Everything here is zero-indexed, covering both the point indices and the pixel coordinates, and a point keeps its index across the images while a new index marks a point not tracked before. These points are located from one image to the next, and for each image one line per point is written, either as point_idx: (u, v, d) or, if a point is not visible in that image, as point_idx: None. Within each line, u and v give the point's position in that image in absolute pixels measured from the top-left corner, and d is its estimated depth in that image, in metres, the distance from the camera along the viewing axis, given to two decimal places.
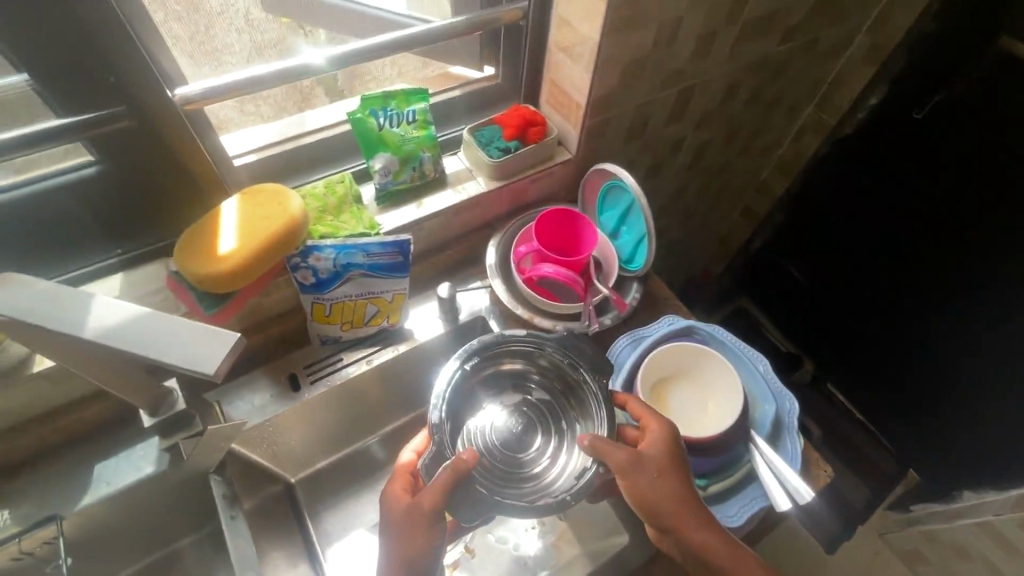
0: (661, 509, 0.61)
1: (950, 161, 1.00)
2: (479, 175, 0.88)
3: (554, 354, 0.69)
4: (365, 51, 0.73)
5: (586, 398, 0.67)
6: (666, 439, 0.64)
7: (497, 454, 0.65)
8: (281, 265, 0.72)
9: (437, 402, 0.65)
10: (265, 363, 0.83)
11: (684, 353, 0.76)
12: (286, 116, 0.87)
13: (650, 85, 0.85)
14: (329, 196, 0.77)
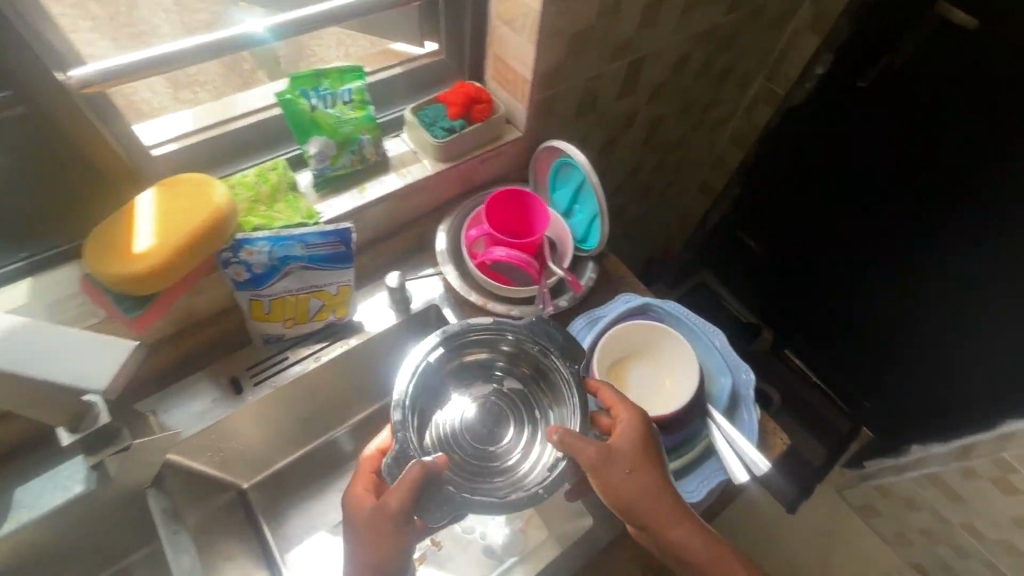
0: (633, 502, 0.60)
1: (900, 124, 1.00)
2: (424, 157, 0.84)
3: (523, 342, 0.67)
4: (294, 26, 0.67)
5: (558, 386, 0.66)
6: (637, 427, 0.63)
7: (468, 448, 0.66)
8: (210, 261, 0.66)
9: (400, 400, 0.62)
10: (204, 365, 0.78)
11: (640, 330, 0.75)
12: (222, 99, 0.79)
13: (598, 58, 0.82)
14: (261, 184, 0.72)
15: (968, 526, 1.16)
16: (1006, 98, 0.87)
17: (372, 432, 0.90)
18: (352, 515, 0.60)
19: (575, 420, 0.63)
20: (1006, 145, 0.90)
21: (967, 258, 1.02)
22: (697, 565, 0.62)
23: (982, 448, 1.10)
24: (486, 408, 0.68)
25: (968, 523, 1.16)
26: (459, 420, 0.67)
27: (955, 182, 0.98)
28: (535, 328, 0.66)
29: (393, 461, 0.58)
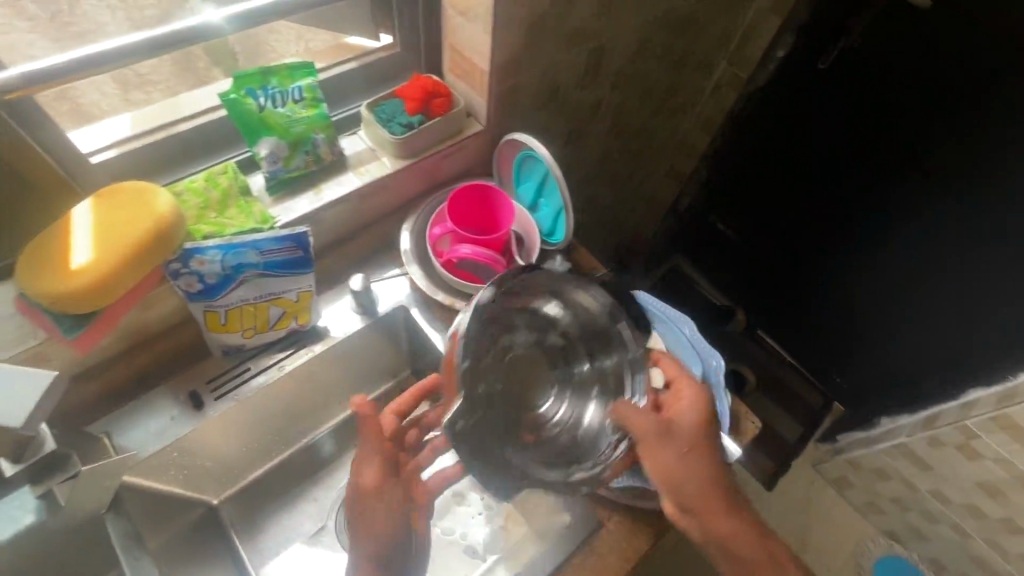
0: (683, 480, 0.63)
1: (863, 104, 1.01)
2: (383, 154, 0.82)
3: (589, 308, 0.66)
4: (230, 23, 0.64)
5: (618, 360, 0.66)
6: (698, 410, 0.66)
7: (511, 399, 0.64)
8: (158, 273, 0.63)
9: (464, 346, 0.60)
10: (163, 380, 0.75)
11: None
12: (176, 98, 0.77)
13: (557, 46, 0.81)
14: (210, 190, 0.69)
15: (937, 493, 1.19)
16: (965, 77, 0.88)
17: (352, 432, 0.90)
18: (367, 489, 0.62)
19: (640, 400, 0.65)
20: (964, 124, 0.91)
21: (938, 235, 1.02)
22: (730, 550, 0.64)
23: (945, 416, 1.13)
24: (529, 363, 0.67)
25: (936, 489, 1.18)
26: (503, 371, 0.64)
27: (915, 160, 0.99)
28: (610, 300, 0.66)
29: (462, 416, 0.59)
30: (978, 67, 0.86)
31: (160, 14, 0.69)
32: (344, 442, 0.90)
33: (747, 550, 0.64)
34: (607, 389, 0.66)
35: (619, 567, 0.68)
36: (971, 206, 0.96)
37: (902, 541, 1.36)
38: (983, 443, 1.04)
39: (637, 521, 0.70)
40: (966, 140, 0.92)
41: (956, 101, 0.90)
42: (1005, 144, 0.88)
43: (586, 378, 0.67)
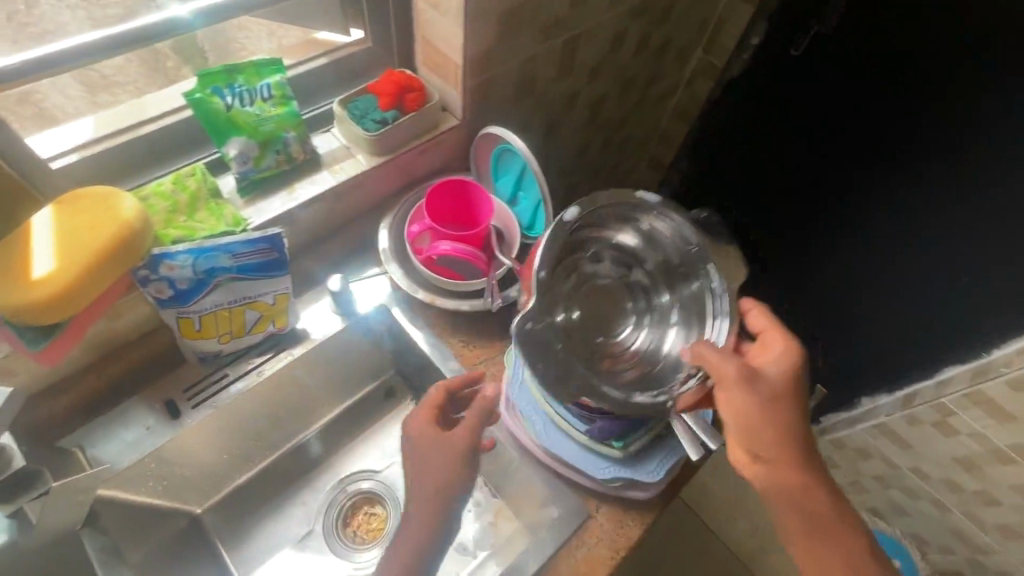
0: (761, 428, 0.60)
1: (835, 90, 1.02)
2: (357, 152, 0.80)
3: (666, 241, 0.71)
4: (176, 25, 0.65)
5: (693, 292, 0.69)
6: (786, 364, 0.64)
7: (586, 324, 0.70)
8: (126, 281, 0.61)
9: (543, 258, 0.66)
10: (137, 390, 0.73)
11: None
12: (143, 98, 0.75)
13: (530, 38, 0.80)
14: (178, 193, 0.67)
15: (917, 470, 1.21)
16: (928, 69, 0.89)
17: (341, 434, 0.89)
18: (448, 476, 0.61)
19: (714, 335, 0.66)
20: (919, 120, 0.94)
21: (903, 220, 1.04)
22: (802, 515, 0.60)
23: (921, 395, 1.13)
24: (608, 292, 0.72)
25: (915, 466, 1.20)
26: (580, 295, 0.71)
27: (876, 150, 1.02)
28: (686, 233, 0.70)
29: (532, 320, 0.64)
30: (930, 49, 0.87)
31: (123, 12, 0.67)
32: (333, 443, 0.88)
33: (820, 520, 0.60)
34: (685, 319, 0.69)
35: (607, 557, 0.68)
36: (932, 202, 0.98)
37: (884, 517, 1.37)
38: (960, 419, 1.05)
39: (625, 510, 0.70)
40: (927, 129, 0.93)
41: (915, 85, 0.91)
42: (963, 128, 0.89)
43: (664, 307, 0.71)
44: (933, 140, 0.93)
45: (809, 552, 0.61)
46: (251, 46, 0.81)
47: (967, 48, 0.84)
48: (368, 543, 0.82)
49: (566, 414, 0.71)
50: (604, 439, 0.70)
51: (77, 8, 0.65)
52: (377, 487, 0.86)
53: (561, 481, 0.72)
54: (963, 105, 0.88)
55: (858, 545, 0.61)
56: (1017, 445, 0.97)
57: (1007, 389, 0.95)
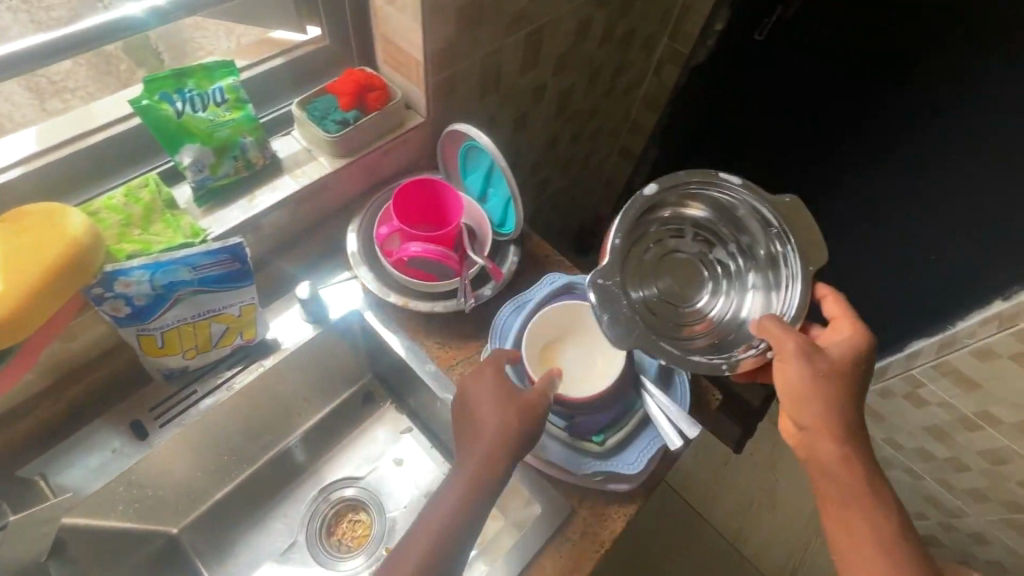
0: (811, 402, 0.60)
1: (834, 88, 1.04)
2: (320, 154, 0.78)
3: (747, 218, 0.69)
4: (106, 31, 0.62)
5: (775, 268, 0.68)
6: (849, 347, 0.64)
7: (665, 294, 0.70)
8: (80, 300, 0.59)
9: (619, 227, 0.66)
10: (102, 410, 0.70)
11: (570, 312, 0.76)
12: (92, 104, 0.71)
13: (493, 31, 0.78)
14: (131, 206, 0.64)
15: (889, 440, 1.25)
16: (920, 58, 0.93)
17: (328, 441, 0.88)
18: (475, 481, 0.60)
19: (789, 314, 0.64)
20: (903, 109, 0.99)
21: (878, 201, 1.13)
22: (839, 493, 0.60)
23: (893, 367, 1.19)
24: (684, 265, 0.71)
25: (889, 437, 1.25)
26: (657, 266, 0.71)
27: (856, 133, 1.08)
28: (769, 210, 0.67)
29: (603, 276, 0.63)
30: (932, 46, 0.90)
31: (69, 14, 0.64)
32: (318, 449, 0.87)
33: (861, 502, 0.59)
34: (763, 295, 0.68)
35: (592, 551, 0.68)
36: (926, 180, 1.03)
37: None
38: (930, 390, 1.11)
39: (606, 503, 0.70)
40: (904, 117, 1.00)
41: (893, 76, 0.96)
42: (948, 114, 0.95)
43: (742, 282, 0.70)
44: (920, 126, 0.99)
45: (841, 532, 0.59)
46: (207, 46, 0.78)
47: (937, 47, 0.90)
48: (353, 551, 0.81)
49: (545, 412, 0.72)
50: (583, 434, 0.71)
51: (18, 12, 0.61)
52: (361, 493, 0.85)
53: (542, 477, 0.72)
54: (953, 90, 0.92)
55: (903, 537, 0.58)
56: (983, 411, 1.03)
57: (972, 358, 1.00)
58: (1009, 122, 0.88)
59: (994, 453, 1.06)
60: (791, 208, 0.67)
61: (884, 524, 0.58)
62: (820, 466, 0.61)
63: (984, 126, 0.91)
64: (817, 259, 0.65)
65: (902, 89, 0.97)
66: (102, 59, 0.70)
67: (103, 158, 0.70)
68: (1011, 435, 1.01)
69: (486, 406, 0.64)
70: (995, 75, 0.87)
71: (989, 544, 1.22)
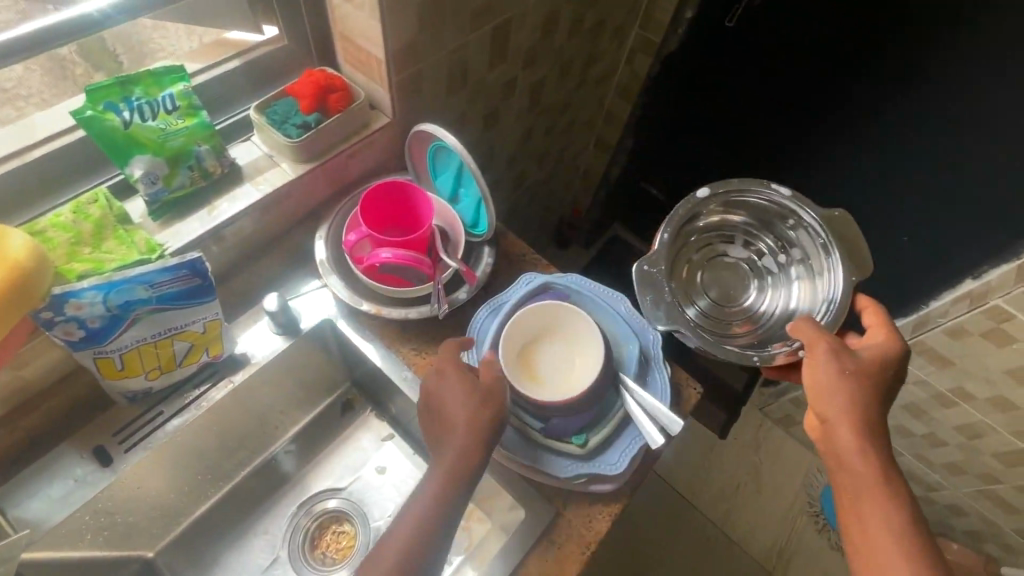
0: (836, 398, 0.61)
1: (825, 79, 1.04)
2: (281, 160, 0.75)
3: (792, 225, 0.76)
4: (27, 44, 0.56)
5: (818, 268, 0.73)
6: (881, 350, 0.65)
7: (713, 292, 0.79)
8: (28, 326, 0.56)
9: (667, 226, 0.75)
10: (68, 435, 0.68)
11: (547, 312, 0.74)
12: (52, 108, 0.68)
13: (457, 26, 0.76)
14: (80, 223, 0.60)
15: None
16: (916, 47, 0.91)
17: (313, 450, 0.86)
18: (447, 484, 0.58)
19: (824, 317, 0.69)
20: (899, 97, 0.98)
21: (852, 189, 1.15)
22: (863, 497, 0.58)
23: None
24: (733, 268, 0.80)
25: None
26: (705, 265, 0.80)
27: (839, 118, 1.07)
28: (814, 218, 0.73)
29: (648, 263, 0.72)
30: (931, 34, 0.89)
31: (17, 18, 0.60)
32: (304, 457, 0.85)
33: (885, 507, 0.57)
34: (805, 297, 0.74)
35: (579, 554, 0.67)
36: (917, 167, 1.03)
37: None
38: (906, 369, 1.12)
39: (591, 503, 0.70)
40: (895, 105, 0.99)
41: (883, 63, 0.96)
42: (951, 103, 0.92)
43: (786, 286, 0.76)
44: (913, 113, 0.98)
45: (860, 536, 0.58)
46: (168, 47, 0.75)
47: (908, 31, 0.90)
48: (338, 562, 0.80)
49: (525, 415, 0.70)
50: (563, 435, 0.70)
51: None
52: (344, 504, 0.83)
53: (526, 481, 0.71)
54: (951, 80, 0.91)
55: (929, 551, 0.56)
56: (958, 388, 1.05)
57: (944, 337, 1.02)
58: (999, 109, 0.88)
59: (969, 429, 1.09)
60: (839, 221, 0.73)
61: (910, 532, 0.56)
62: (843, 466, 0.60)
63: (950, 107, 0.93)
64: (859, 272, 0.70)
65: (875, 71, 0.98)
66: (55, 63, 0.67)
67: (61, 168, 0.67)
68: (984, 410, 1.04)
69: (452, 407, 0.62)
70: (963, 58, 0.88)
71: (966, 516, 1.26)
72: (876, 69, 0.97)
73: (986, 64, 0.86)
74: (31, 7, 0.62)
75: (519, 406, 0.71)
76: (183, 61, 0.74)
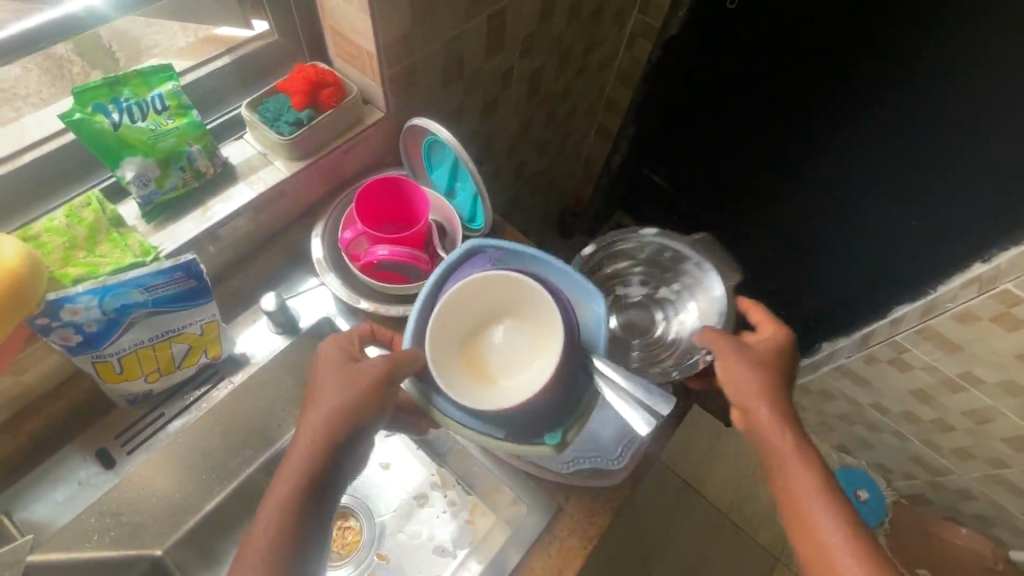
0: (749, 391, 0.62)
1: (829, 71, 1.02)
2: (276, 158, 0.74)
3: (670, 255, 0.82)
4: (8, 48, 0.55)
5: (698, 286, 0.80)
6: (777, 341, 0.67)
7: (628, 332, 0.82)
8: (25, 332, 0.56)
9: None
10: (72, 437, 0.69)
11: (488, 289, 0.63)
12: (44, 110, 0.68)
13: (450, 17, 0.74)
14: (74, 227, 0.60)
15: (876, 405, 1.27)
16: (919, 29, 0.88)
17: None
18: (305, 464, 0.55)
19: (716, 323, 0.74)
20: (902, 80, 0.95)
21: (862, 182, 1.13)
22: (801, 492, 0.57)
23: (877, 335, 1.18)
24: (639, 306, 0.84)
25: (876, 402, 1.27)
26: (616, 309, 0.84)
27: (843, 104, 1.04)
28: (684, 246, 0.81)
29: None
30: (933, 16, 0.85)
31: (7, 17, 0.60)
32: None
33: (818, 494, 0.56)
34: (699, 311, 0.78)
35: (581, 547, 0.67)
36: (921, 152, 1.00)
37: (852, 453, 1.45)
38: (913, 354, 1.11)
39: (594, 497, 0.70)
40: (899, 90, 0.96)
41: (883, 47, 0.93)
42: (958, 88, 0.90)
43: (683, 309, 0.81)
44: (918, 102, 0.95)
45: (802, 530, 0.57)
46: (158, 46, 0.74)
47: (904, 14, 0.88)
48: (344, 559, 0.80)
49: (462, 420, 0.61)
50: (534, 437, 0.61)
51: None
52: (350, 500, 0.84)
53: (527, 476, 0.71)
54: (956, 61, 0.88)
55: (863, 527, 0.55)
56: (967, 373, 1.04)
57: (952, 322, 0.99)
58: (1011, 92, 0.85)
59: (978, 414, 1.08)
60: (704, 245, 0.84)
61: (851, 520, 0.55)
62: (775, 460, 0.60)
63: (944, 87, 0.91)
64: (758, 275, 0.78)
65: (871, 60, 0.96)
66: (49, 62, 0.66)
67: (54, 170, 0.67)
68: (994, 395, 1.02)
69: (322, 398, 0.58)
70: (964, 39, 0.85)
71: (975, 500, 1.25)
72: (871, 53, 0.95)
73: (981, 39, 0.83)
74: (15, 7, 0.61)
75: (454, 407, 0.61)
76: (172, 60, 0.74)
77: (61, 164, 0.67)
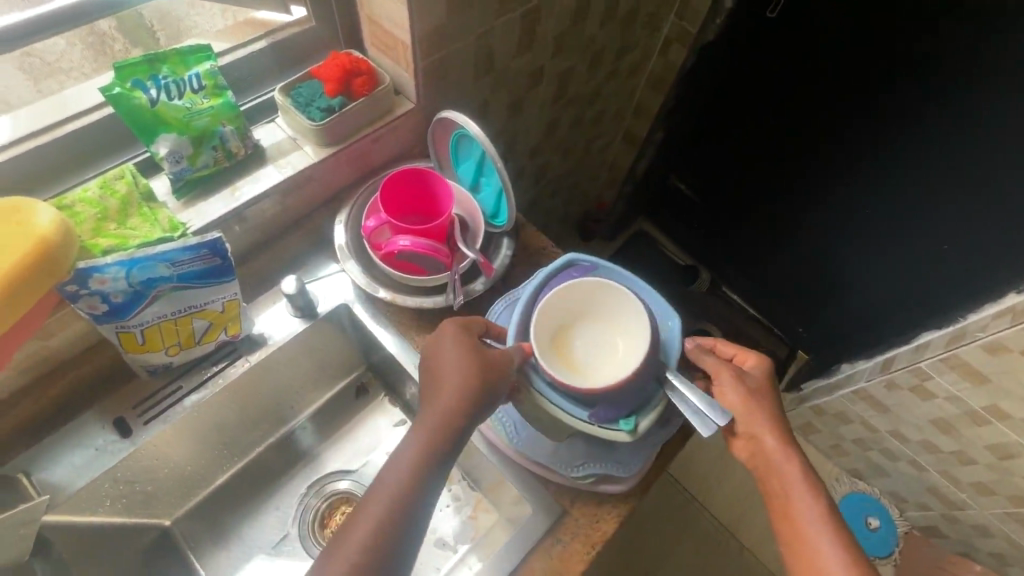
0: (751, 419, 0.63)
1: (868, 87, 0.99)
2: (305, 143, 0.75)
3: None
4: (49, 22, 0.58)
5: None
6: (765, 371, 0.66)
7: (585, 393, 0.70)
8: (54, 298, 0.57)
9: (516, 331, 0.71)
10: (92, 404, 0.71)
11: (585, 291, 0.66)
12: (89, 84, 0.70)
13: (485, 12, 0.74)
14: (107, 198, 0.61)
15: (894, 431, 1.23)
16: (961, 46, 0.86)
17: (334, 427, 0.86)
18: (422, 454, 0.55)
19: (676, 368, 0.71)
20: (941, 100, 0.92)
21: (893, 202, 1.10)
22: (800, 517, 0.59)
23: (900, 359, 1.15)
24: None
25: (894, 429, 1.23)
26: None
27: (883, 125, 1.01)
28: None
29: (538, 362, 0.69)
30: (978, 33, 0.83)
31: None
32: (323, 433, 0.85)
33: (816, 517, 0.58)
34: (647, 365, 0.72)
35: (584, 552, 0.67)
36: (954, 174, 0.98)
37: (864, 479, 1.42)
38: (936, 383, 1.07)
39: (600, 503, 0.69)
40: (941, 111, 0.93)
41: (923, 66, 0.91)
42: (1004, 109, 0.87)
43: None
44: (955, 121, 0.93)
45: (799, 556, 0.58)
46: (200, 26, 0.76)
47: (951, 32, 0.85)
48: None
49: (554, 399, 0.63)
50: (609, 421, 0.63)
51: None
52: (354, 487, 0.82)
53: (533, 477, 0.71)
54: (1002, 81, 0.85)
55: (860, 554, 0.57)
56: (993, 406, 1.00)
57: (980, 352, 0.96)
58: None
59: (1000, 448, 1.05)
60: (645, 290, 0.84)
61: (848, 546, 0.57)
62: (778, 484, 0.61)
63: (988, 109, 0.89)
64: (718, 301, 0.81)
65: (913, 77, 0.93)
66: (98, 38, 0.68)
67: (92, 142, 0.69)
68: (1019, 429, 0.99)
69: (444, 383, 0.59)
70: (1020, 58, 0.81)
71: (991, 536, 1.21)
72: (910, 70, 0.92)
73: None
74: None
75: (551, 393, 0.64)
76: (211, 41, 0.75)
77: (99, 137, 0.69)
